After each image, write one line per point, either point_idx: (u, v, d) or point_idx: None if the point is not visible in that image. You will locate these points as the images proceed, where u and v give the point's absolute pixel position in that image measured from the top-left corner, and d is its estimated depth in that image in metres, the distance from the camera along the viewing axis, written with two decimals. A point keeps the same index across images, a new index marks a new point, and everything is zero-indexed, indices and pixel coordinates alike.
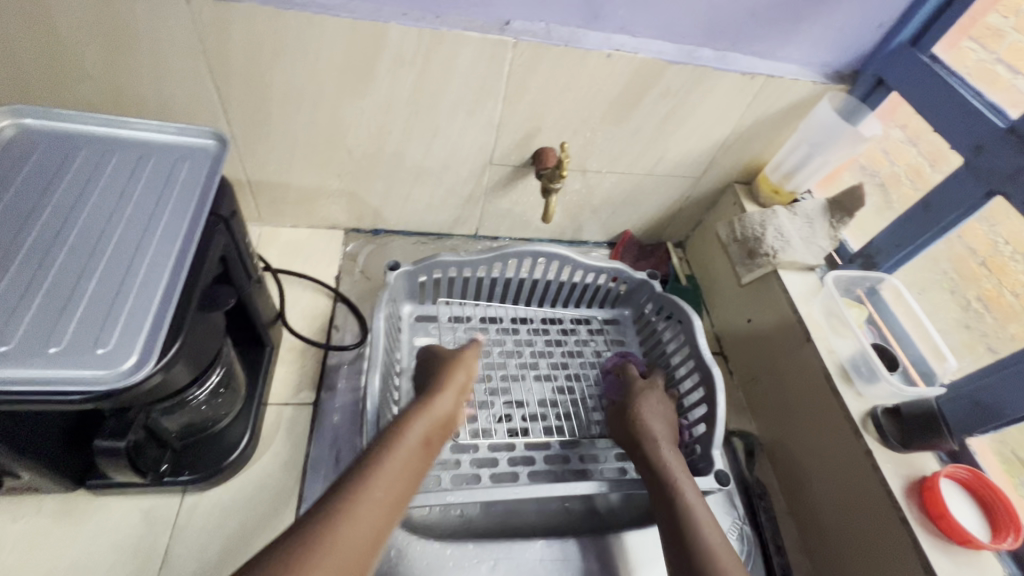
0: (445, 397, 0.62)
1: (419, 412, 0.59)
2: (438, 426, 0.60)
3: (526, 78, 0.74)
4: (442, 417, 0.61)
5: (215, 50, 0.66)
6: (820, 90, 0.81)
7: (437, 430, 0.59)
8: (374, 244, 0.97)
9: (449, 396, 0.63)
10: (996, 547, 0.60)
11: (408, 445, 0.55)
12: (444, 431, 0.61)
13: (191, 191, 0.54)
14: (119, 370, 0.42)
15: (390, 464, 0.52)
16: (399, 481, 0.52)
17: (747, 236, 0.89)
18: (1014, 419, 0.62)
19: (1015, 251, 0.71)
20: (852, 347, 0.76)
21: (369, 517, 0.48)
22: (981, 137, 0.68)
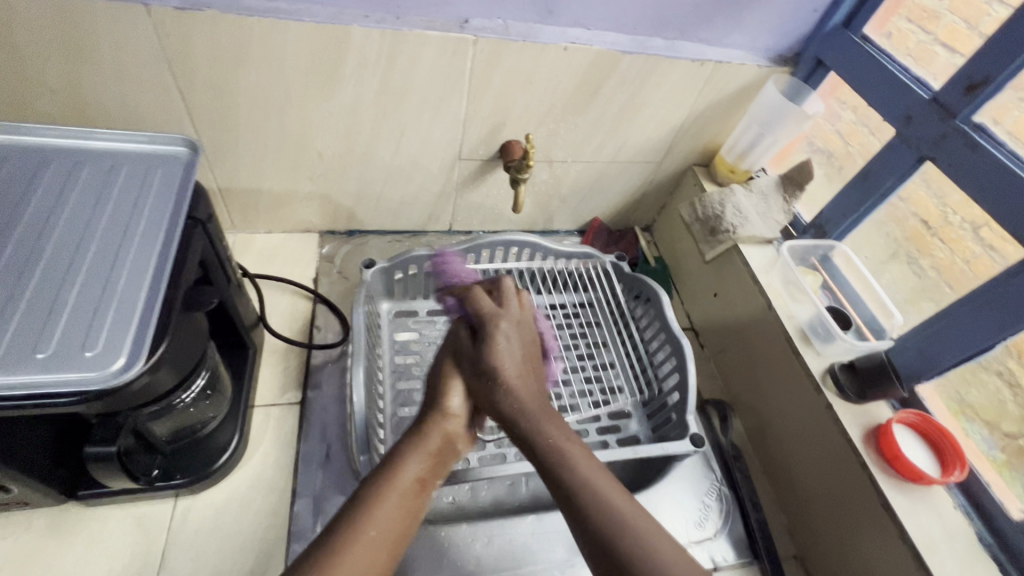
0: (443, 426, 0.61)
1: (414, 443, 0.59)
2: (438, 456, 0.60)
3: (488, 74, 0.77)
4: (439, 446, 0.60)
5: (179, 59, 0.67)
6: (765, 73, 0.86)
7: (435, 461, 0.59)
8: (350, 245, 0.98)
9: (450, 424, 0.62)
10: (945, 481, 0.66)
11: (405, 481, 0.56)
12: (444, 460, 0.60)
13: (167, 196, 0.55)
14: (108, 371, 0.43)
15: (385, 502, 0.54)
16: (395, 520, 0.53)
17: (708, 215, 0.94)
18: (952, 364, 0.69)
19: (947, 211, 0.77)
20: (809, 311, 0.81)
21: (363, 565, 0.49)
22: (910, 108, 0.74)
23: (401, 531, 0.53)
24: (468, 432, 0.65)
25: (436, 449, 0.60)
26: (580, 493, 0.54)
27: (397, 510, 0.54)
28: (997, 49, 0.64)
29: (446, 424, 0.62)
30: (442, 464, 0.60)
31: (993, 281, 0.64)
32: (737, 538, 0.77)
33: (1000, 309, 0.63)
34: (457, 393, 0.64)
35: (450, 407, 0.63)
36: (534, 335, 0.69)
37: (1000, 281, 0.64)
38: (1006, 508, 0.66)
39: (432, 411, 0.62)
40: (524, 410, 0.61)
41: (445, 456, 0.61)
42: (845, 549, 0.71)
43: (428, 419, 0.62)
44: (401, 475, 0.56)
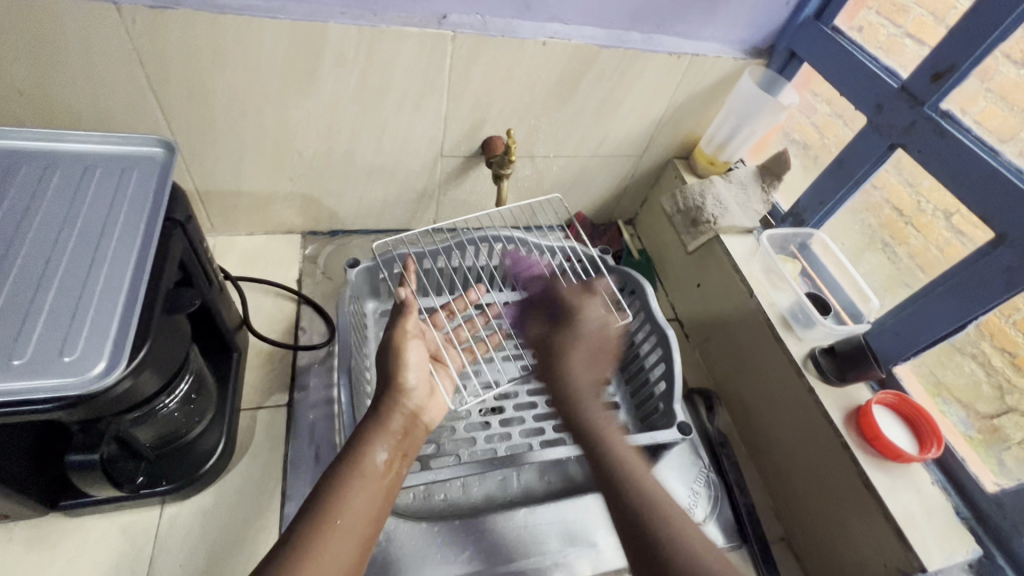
0: (402, 405, 0.61)
1: (377, 427, 0.58)
2: (400, 436, 0.59)
3: (467, 69, 0.77)
4: (400, 428, 0.60)
5: (152, 59, 0.65)
6: (740, 65, 0.87)
7: (398, 441, 0.59)
8: (333, 245, 0.97)
9: (404, 406, 0.61)
10: (923, 458, 0.67)
11: (371, 466, 0.56)
12: (408, 439, 0.60)
13: (143, 198, 0.54)
14: (88, 376, 0.43)
15: (355, 488, 0.54)
16: (368, 508, 0.54)
17: (689, 206, 0.95)
18: (930, 342, 0.71)
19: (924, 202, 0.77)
20: (790, 298, 0.82)
21: (334, 559, 0.50)
22: (880, 97, 0.76)
23: (375, 512, 0.55)
24: (427, 409, 0.64)
25: (398, 430, 0.59)
26: (627, 478, 0.60)
27: (368, 495, 0.54)
28: (961, 38, 0.66)
29: (405, 409, 0.61)
30: (406, 441, 0.60)
31: (963, 262, 0.66)
32: (726, 523, 0.78)
33: (971, 289, 0.65)
34: (410, 370, 0.62)
35: (403, 385, 0.62)
36: (617, 338, 0.76)
37: (970, 262, 0.66)
38: (980, 481, 0.68)
39: (385, 394, 0.61)
40: (577, 393, 0.69)
41: (409, 435, 0.61)
42: (829, 528, 0.73)
43: (382, 400, 0.61)
44: (367, 462, 0.56)
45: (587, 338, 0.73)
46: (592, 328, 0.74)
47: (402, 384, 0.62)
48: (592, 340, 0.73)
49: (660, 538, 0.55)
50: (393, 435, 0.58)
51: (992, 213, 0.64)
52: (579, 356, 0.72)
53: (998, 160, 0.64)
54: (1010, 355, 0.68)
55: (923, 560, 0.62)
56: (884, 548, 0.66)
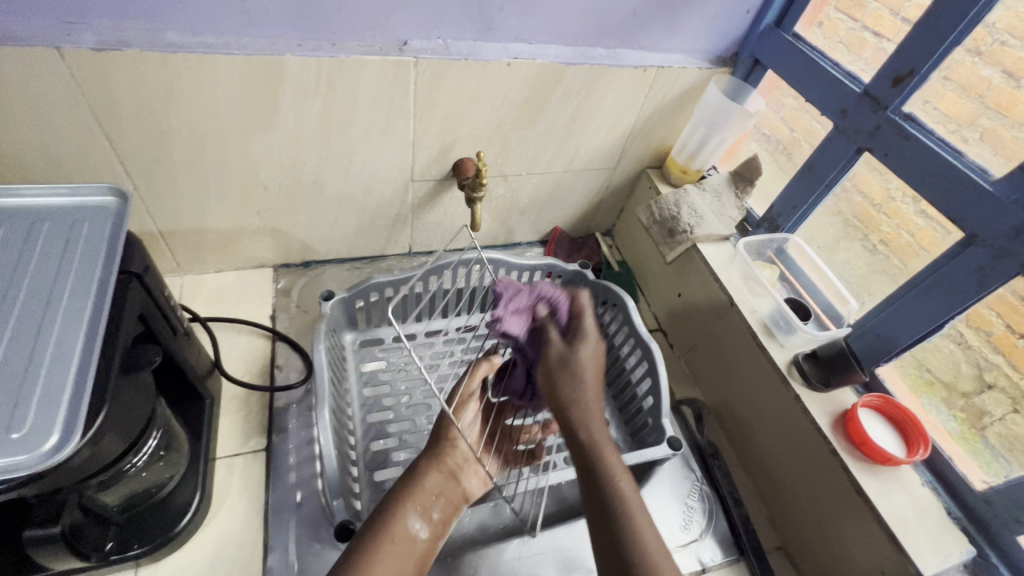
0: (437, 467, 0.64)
1: (415, 484, 0.62)
2: (434, 499, 0.63)
3: (433, 93, 0.75)
4: (435, 489, 0.63)
5: (101, 103, 0.63)
6: (706, 75, 0.88)
7: (431, 505, 0.62)
8: (307, 277, 0.95)
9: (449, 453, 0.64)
10: (911, 461, 0.67)
11: (403, 531, 0.58)
12: (440, 501, 0.63)
13: (95, 252, 0.52)
14: (39, 451, 0.40)
15: (386, 555, 0.56)
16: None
17: (665, 217, 0.95)
18: (908, 344, 0.72)
19: (903, 194, 0.75)
20: (770, 305, 0.82)
21: None
22: (844, 102, 0.77)
23: (407, 575, 0.57)
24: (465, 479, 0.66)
25: (425, 500, 0.62)
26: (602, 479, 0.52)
27: (400, 562, 0.57)
28: (919, 42, 0.67)
29: (445, 472, 0.64)
30: (439, 504, 0.63)
31: (938, 262, 0.67)
32: (723, 536, 0.78)
33: (946, 290, 0.66)
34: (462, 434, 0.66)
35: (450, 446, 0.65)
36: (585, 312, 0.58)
37: (942, 262, 0.66)
38: (968, 478, 0.68)
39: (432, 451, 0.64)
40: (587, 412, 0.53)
41: (441, 496, 0.63)
42: (825, 534, 0.72)
43: (420, 462, 0.64)
44: (401, 530, 0.58)
45: (589, 364, 0.54)
46: (591, 326, 0.56)
47: (452, 441, 0.65)
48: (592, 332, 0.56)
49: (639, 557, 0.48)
50: (427, 499, 0.62)
51: (959, 213, 0.64)
52: (599, 426, 0.53)
53: (962, 161, 0.64)
54: (986, 332, 0.67)
55: (920, 565, 0.62)
56: (881, 556, 0.65)
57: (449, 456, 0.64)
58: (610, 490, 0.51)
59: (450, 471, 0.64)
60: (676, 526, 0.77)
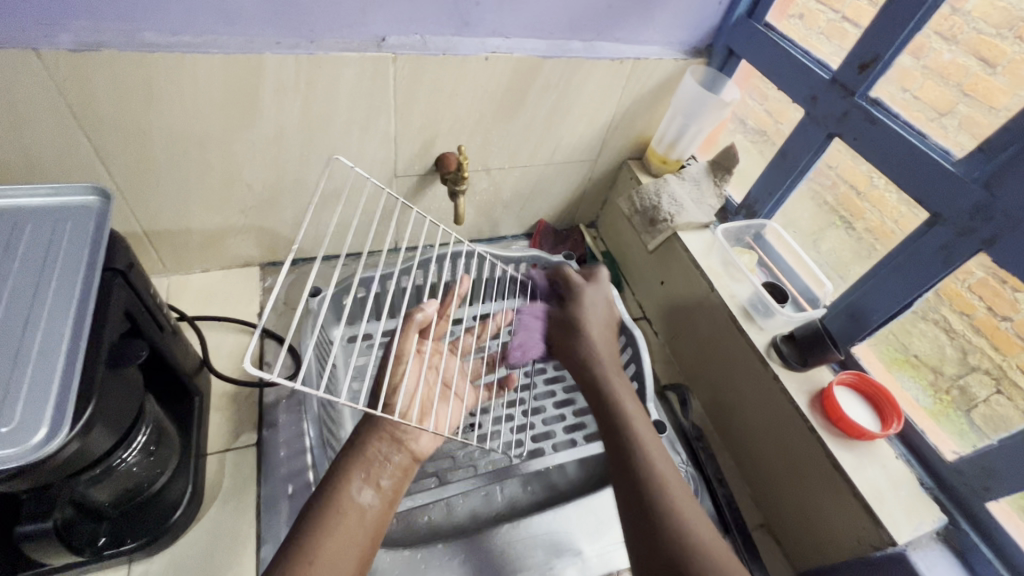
0: (379, 435, 0.59)
1: (354, 463, 0.58)
2: (381, 468, 0.59)
3: (413, 88, 0.76)
4: (378, 458, 0.59)
5: (81, 104, 0.63)
6: (681, 66, 0.89)
7: (376, 474, 0.58)
8: (294, 274, 0.96)
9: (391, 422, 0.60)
10: (886, 434, 0.69)
11: (350, 502, 0.56)
12: (392, 473, 0.60)
13: (79, 250, 0.52)
14: (27, 445, 0.41)
15: (332, 533, 0.53)
16: (344, 557, 0.53)
17: (646, 207, 0.97)
18: (882, 321, 0.73)
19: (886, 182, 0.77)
20: (749, 290, 0.84)
21: None
22: (815, 89, 0.79)
23: (357, 554, 0.54)
24: (416, 439, 0.63)
25: (373, 467, 0.58)
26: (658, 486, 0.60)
27: (346, 538, 0.54)
28: (882, 29, 0.69)
29: (384, 437, 0.60)
30: (389, 470, 0.59)
31: (905, 241, 0.69)
32: (708, 515, 0.80)
33: (915, 267, 0.68)
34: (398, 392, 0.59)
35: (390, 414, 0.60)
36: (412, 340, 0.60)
37: (910, 241, 0.68)
38: (939, 449, 0.70)
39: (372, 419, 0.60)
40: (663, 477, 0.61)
41: (388, 463, 0.60)
42: (805, 510, 0.75)
43: (364, 430, 0.60)
44: (346, 502, 0.55)
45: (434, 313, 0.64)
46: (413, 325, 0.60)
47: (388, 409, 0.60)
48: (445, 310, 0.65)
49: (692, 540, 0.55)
50: (371, 468, 0.58)
51: (924, 194, 0.66)
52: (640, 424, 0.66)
53: (926, 143, 0.67)
54: (969, 316, 0.69)
55: (893, 534, 0.64)
56: (857, 527, 0.67)
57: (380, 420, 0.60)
58: (667, 520, 0.57)
59: (397, 436, 0.61)
60: None
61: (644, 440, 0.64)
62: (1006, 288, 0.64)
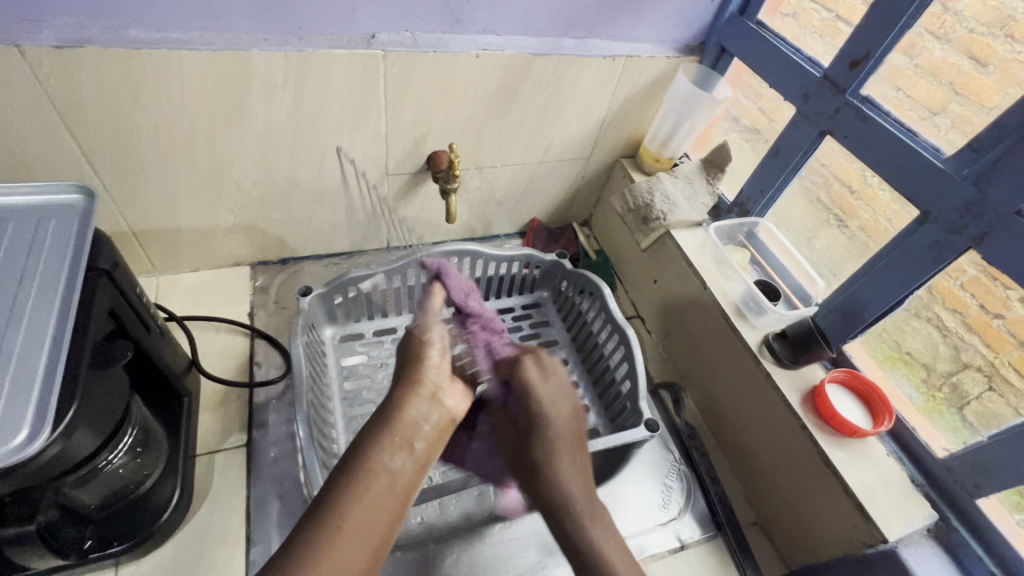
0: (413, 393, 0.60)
1: (390, 421, 0.57)
2: (415, 431, 0.58)
3: (403, 86, 0.76)
4: (415, 419, 0.59)
5: (66, 101, 0.62)
6: (674, 63, 0.89)
7: (410, 436, 0.57)
8: (285, 274, 0.95)
9: (426, 380, 0.62)
10: (877, 432, 0.69)
11: (383, 468, 0.54)
12: (425, 437, 0.59)
13: (62, 249, 0.52)
14: (7, 447, 0.40)
15: (366, 490, 0.51)
16: (378, 516, 0.51)
17: (639, 205, 0.96)
18: (873, 319, 0.73)
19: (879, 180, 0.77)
20: (741, 288, 0.84)
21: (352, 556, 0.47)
22: (807, 87, 0.79)
23: (388, 514, 0.52)
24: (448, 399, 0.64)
25: (405, 430, 0.57)
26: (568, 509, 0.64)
27: (378, 497, 0.52)
28: (874, 27, 0.69)
29: (425, 396, 0.61)
30: (421, 436, 0.59)
31: (896, 239, 0.69)
32: (701, 513, 0.80)
33: (907, 265, 0.68)
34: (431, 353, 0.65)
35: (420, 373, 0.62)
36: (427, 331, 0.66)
37: (902, 239, 0.68)
38: (931, 448, 0.70)
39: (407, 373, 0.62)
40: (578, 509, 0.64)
41: (422, 424, 0.59)
42: (797, 508, 0.75)
43: (397, 389, 0.61)
44: (380, 462, 0.54)
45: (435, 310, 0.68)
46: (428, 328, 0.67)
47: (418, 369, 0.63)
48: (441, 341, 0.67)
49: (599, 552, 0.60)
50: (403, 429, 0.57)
51: (915, 191, 0.66)
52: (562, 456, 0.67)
53: (916, 140, 0.67)
54: (961, 313, 0.69)
55: (884, 531, 0.64)
56: (849, 524, 0.67)
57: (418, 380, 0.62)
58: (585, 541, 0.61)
59: (430, 395, 0.62)
60: (655, 505, 0.79)
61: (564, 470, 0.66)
62: (998, 286, 0.64)
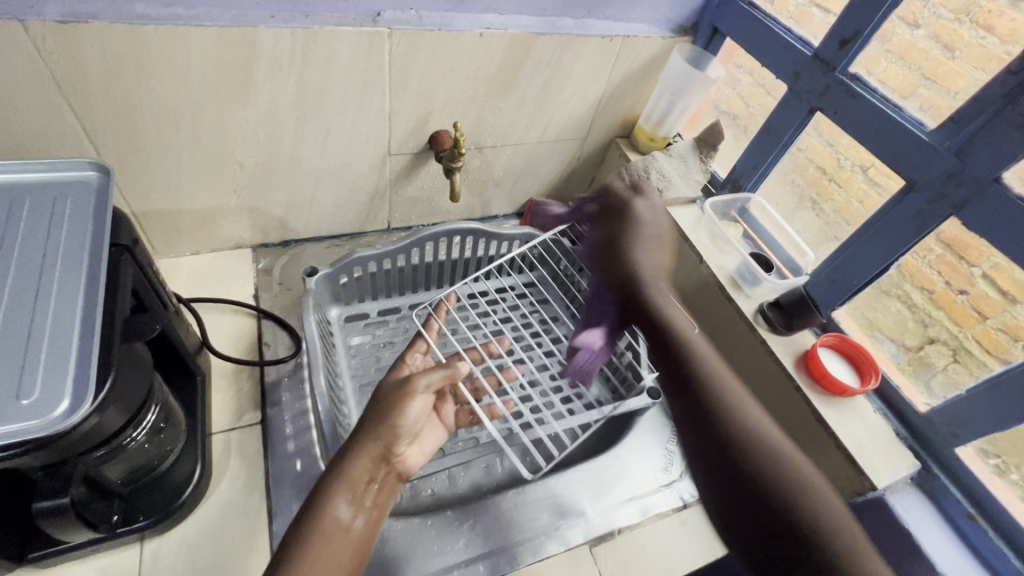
0: (371, 451, 0.59)
1: (346, 474, 0.58)
2: (366, 487, 0.59)
3: (408, 64, 0.76)
4: (370, 475, 0.60)
5: (72, 79, 0.62)
6: (668, 44, 0.92)
7: (363, 493, 0.59)
8: (287, 256, 0.95)
9: (392, 435, 0.61)
10: (865, 390, 0.74)
11: (335, 524, 0.56)
12: (374, 488, 0.60)
13: (82, 225, 0.52)
14: (50, 416, 0.41)
15: (322, 548, 0.54)
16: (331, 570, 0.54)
17: (635, 183, 0.98)
18: (861, 285, 0.78)
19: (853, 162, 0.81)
20: (736, 260, 0.87)
21: None
22: (797, 65, 0.82)
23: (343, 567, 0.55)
24: (403, 459, 0.65)
25: (360, 482, 0.59)
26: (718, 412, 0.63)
27: (332, 553, 0.54)
28: (861, 7, 0.73)
29: (379, 449, 0.60)
30: (372, 490, 0.60)
31: (884, 208, 0.73)
32: None
33: (893, 233, 0.72)
34: (407, 416, 0.62)
35: (396, 427, 0.61)
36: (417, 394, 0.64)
37: (888, 207, 0.73)
38: (915, 403, 0.75)
39: (375, 429, 0.60)
40: (737, 406, 0.63)
41: (375, 481, 0.60)
42: None
43: (355, 444, 0.60)
44: (333, 519, 0.56)
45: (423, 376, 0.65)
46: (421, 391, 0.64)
47: (393, 427, 0.61)
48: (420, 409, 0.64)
49: (768, 468, 0.57)
50: (358, 486, 0.58)
51: (901, 163, 0.70)
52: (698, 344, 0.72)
53: (901, 115, 0.71)
54: (928, 291, 0.74)
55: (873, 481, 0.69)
56: (839, 474, 0.73)
57: (379, 438, 0.60)
58: (730, 429, 0.61)
59: (388, 453, 0.61)
60: (658, 468, 0.83)
61: (711, 373, 0.68)
62: (963, 263, 0.68)
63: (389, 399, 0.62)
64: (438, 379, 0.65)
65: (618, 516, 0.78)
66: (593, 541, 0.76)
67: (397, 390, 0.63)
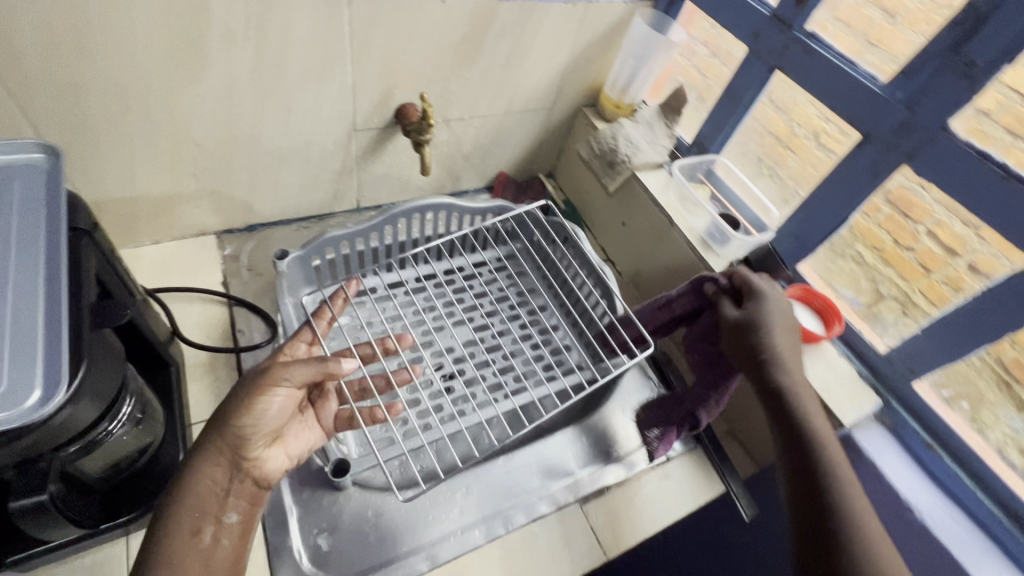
0: (213, 464, 0.53)
1: (190, 490, 0.52)
2: (220, 498, 0.54)
3: (369, 33, 0.74)
4: (220, 485, 0.54)
5: (6, 57, 0.57)
6: (630, 8, 0.92)
7: (214, 505, 0.54)
8: (254, 241, 0.92)
9: (240, 443, 0.54)
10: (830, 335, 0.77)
11: (191, 543, 0.52)
12: (233, 495, 0.55)
13: (33, 210, 0.48)
14: (22, 407, 0.39)
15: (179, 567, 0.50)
16: None
17: (604, 150, 0.99)
18: (822, 238, 0.82)
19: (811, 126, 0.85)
20: (705, 220, 0.90)
21: None
22: (756, 26, 0.84)
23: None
24: (263, 462, 0.57)
25: (209, 497, 0.53)
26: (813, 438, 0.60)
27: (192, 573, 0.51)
28: None
29: (223, 463, 0.54)
30: (231, 497, 0.55)
31: (842, 161, 0.76)
32: None
33: (852, 185, 0.75)
34: (262, 416, 0.54)
35: (245, 434, 0.54)
36: (274, 390, 0.53)
37: (846, 160, 0.76)
38: (874, 345, 0.80)
39: (219, 438, 0.53)
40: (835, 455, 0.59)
41: (232, 492, 0.55)
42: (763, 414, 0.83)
43: (197, 454, 0.53)
44: (186, 538, 0.52)
45: (284, 368, 0.53)
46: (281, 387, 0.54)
47: (240, 433, 0.53)
48: (281, 408, 0.55)
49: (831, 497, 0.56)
50: (207, 499, 0.53)
51: (856, 117, 0.73)
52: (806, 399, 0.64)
53: (856, 70, 0.73)
54: (880, 248, 0.81)
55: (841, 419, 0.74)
56: None
57: (226, 446, 0.53)
58: (824, 466, 0.58)
59: (236, 463, 0.55)
60: None
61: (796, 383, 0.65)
62: (909, 222, 0.77)
63: (239, 393, 0.53)
64: (308, 371, 0.54)
65: (605, 474, 0.80)
66: (583, 499, 0.78)
67: (249, 385, 0.53)
